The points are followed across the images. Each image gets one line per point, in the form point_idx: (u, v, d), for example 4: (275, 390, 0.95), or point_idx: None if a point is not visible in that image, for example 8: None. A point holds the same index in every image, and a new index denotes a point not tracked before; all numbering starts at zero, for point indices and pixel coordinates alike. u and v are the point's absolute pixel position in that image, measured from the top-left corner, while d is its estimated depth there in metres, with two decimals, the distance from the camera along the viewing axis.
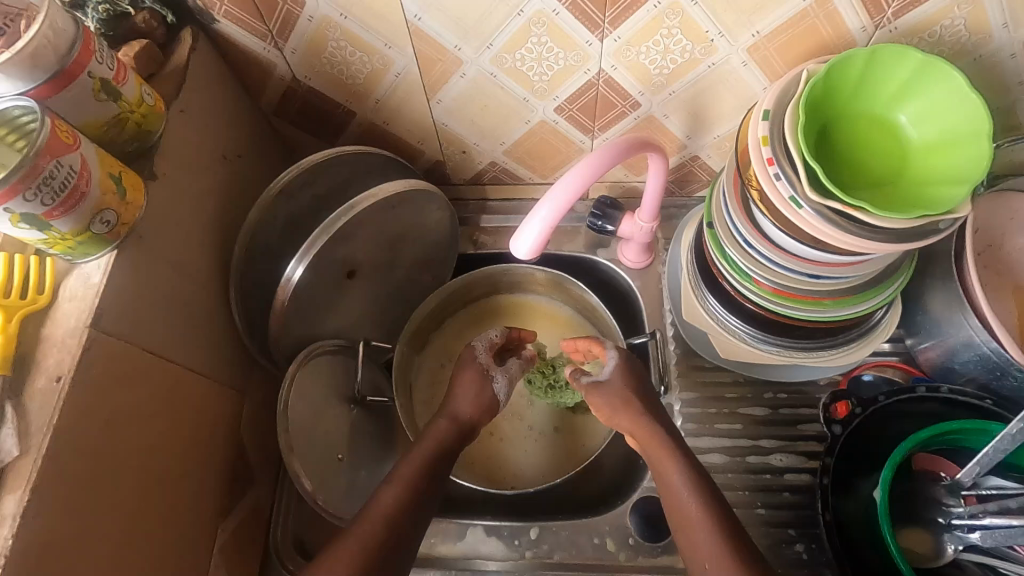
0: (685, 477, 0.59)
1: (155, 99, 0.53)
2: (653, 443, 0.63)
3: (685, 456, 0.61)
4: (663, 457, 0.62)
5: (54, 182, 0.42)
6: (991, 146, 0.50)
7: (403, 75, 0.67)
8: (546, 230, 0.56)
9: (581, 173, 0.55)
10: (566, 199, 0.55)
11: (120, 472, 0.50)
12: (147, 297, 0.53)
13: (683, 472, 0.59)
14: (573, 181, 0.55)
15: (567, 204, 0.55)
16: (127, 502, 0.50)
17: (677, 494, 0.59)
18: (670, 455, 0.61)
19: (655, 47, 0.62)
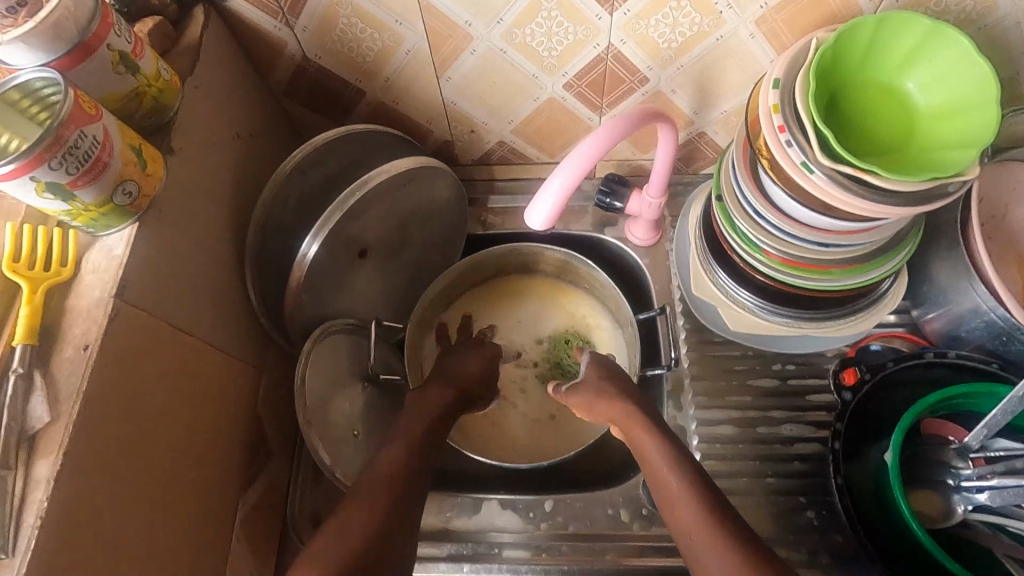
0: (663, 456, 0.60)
1: (171, 74, 0.54)
2: (632, 425, 0.66)
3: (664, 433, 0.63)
4: (642, 435, 0.64)
5: (78, 152, 0.43)
6: (1000, 109, 0.50)
7: (413, 52, 0.67)
8: (559, 201, 0.56)
9: (597, 141, 0.56)
10: (578, 170, 0.55)
11: (146, 443, 0.50)
12: (167, 271, 0.54)
13: (661, 453, 0.61)
14: (588, 149, 0.55)
15: (580, 175, 0.55)
16: (152, 472, 0.51)
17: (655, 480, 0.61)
18: (647, 434, 0.64)
19: (664, 20, 0.62)
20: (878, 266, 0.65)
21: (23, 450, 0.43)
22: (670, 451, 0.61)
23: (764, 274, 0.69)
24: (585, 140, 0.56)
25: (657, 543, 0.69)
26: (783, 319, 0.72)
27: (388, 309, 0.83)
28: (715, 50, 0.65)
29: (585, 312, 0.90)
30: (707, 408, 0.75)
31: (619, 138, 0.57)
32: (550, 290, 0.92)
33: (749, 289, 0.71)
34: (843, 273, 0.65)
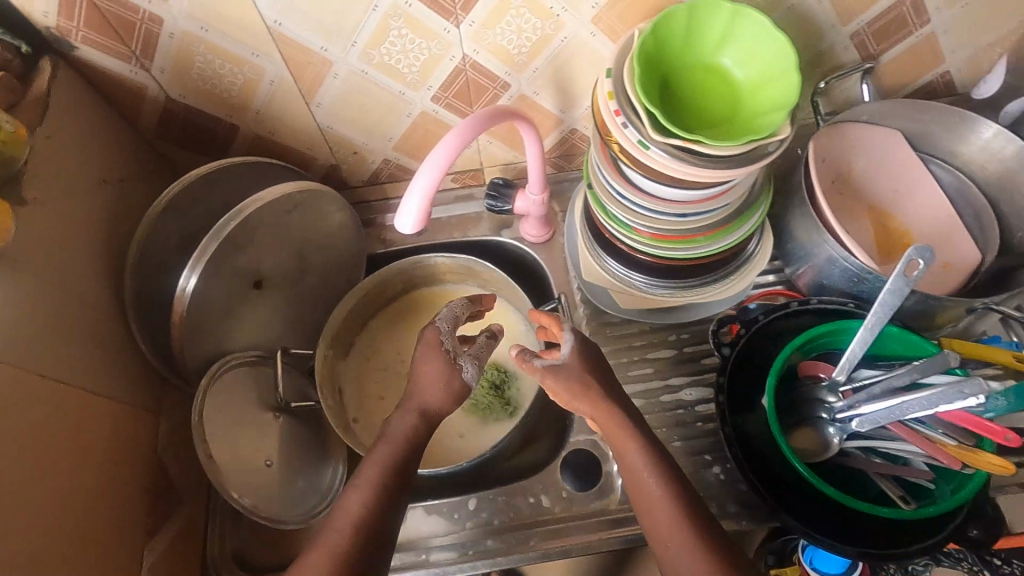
0: (649, 464, 0.58)
1: (16, 126, 0.54)
2: (615, 428, 0.61)
3: (644, 440, 0.60)
4: (625, 443, 0.60)
5: None
6: (799, 74, 0.57)
7: (277, 83, 0.69)
8: (425, 202, 0.58)
9: (455, 139, 0.59)
10: (437, 171, 0.58)
11: (25, 497, 0.49)
12: (30, 320, 0.53)
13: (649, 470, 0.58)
14: (446, 146, 0.58)
15: (440, 175, 0.58)
16: (36, 526, 0.50)
17: (637, 478, 0.59)
18: (630, 442, 0.60)
19: (509, 28, 0.67)
20: (736, 228, 0.71)
21: None
22: (658, 465, 0.58)
23: (640, 250, 0.74)
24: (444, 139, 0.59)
25: (579, 521, 0.72)
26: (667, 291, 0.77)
27: (294, 336, 0.83)
28: (562, 50, 0.71)
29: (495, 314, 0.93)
30: None
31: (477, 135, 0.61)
32: (459, 297, 0.95)
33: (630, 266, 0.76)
34: (707, 239, 0.71)
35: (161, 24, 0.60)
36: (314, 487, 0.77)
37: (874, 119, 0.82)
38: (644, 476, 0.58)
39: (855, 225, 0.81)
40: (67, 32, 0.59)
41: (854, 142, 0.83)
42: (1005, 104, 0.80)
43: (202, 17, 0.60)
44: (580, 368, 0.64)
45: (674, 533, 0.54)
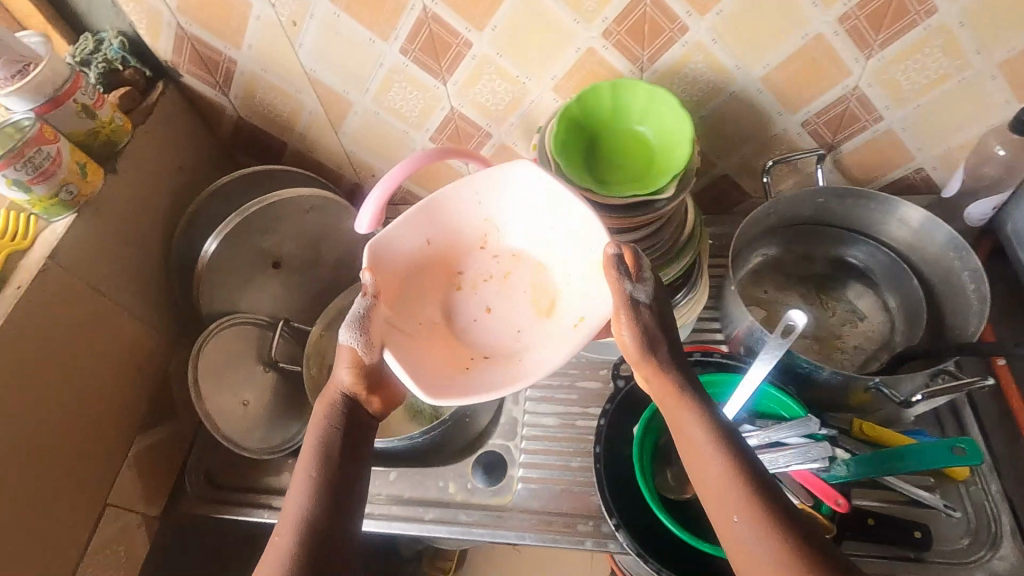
0: (715, 436, 0.54)
1: (124, 121, 0.78)
2: (664, 393, 0.58)
3: (704, 409, 0.56)
4: (680, 416, 0.57)
5: (34, 160, 0.66)
6: (688, 147, 0.68)
7: (314, 114, 0.91)
8: (375, 213, 0.75)
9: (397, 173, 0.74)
10: (381, 195, 0.74)
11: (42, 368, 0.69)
12: (95, 246, 0.75)
13: (701, 428, 0.55)
14: (388, 181, 0.73)
15: (384, 198, 0.74)
16: (53, 395, 0.71)
17: (695, 449, 0.55)
18: (683, 409, 0.57)
19: (485, 88, 0.83)
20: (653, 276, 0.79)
21: None
22: (706, 420, 0.55)
23: None
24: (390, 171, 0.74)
25: (469, 508, 0.81)
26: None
27: (298, 310, 1.01)
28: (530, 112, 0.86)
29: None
30: (536, 402, 0.86)
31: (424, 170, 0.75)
32: None
33: None
34: None
35: (235, 64, 0.85)
36: (276, 432, 0.93)
37: (514, 217, 0.72)
38: (697, 441, 0.55)
39: (500, 300, 0.73)
40: (178, 64, 0.86)
41: (397, 269, 0.68)
42: (969, 204, 0.84)
43: (263, 61, 0.84)
44: (654, 319, 0.60)
45: (726, 479, 0.52)
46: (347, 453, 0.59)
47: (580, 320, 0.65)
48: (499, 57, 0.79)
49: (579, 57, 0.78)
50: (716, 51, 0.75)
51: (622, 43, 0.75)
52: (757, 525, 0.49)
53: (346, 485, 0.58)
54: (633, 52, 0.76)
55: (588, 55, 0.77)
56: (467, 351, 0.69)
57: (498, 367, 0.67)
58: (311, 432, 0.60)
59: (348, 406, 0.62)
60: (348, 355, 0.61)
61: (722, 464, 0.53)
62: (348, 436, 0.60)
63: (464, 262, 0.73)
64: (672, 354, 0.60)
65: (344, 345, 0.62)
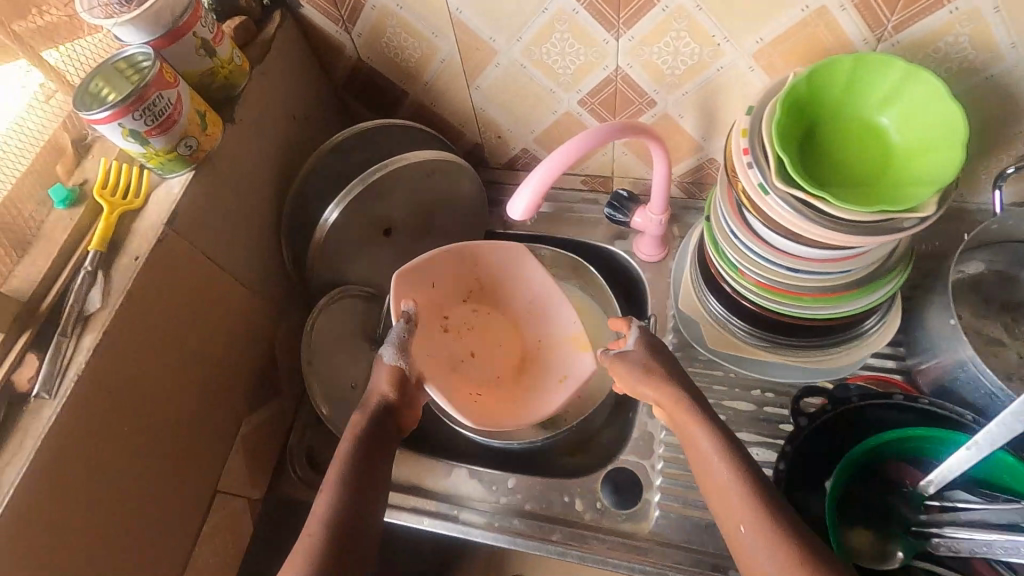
0: (717, 444, 0.59)
1: (243, 61, 0.66)
2: (673, 409, 0.63)
3: (709, 420, 0.61)
4: (691, 428, 0.62)
5: (155, 108, 0.56)
6: (963, 151, 0.52)
7: (447, 61, 0.77)
8: (534, 197, 0.63)
9: (561, 157, 0.61)
10: (547, 174, 0.62)
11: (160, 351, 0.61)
12: (211, 209, 0.65)
13: (709, 442, 0.59)
14: (550, 166, 0.61)
15: (548, 178, 0.62)
16: (169, 380, 0.63)
17: (705, 459, 0.59)
18: (698, 428, 0.61)
19: (666, 48, 0.68)
20: (852, 300, 0.66)
21: (78, 323, 0.55)
22: (714, 435, 0.59)
23: (748, 298, 0.71)
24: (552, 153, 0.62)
25: (600, 533, 0.73)
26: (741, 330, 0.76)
27: None
28: (713, 80, 0.71)
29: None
30: None
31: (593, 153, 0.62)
32: None
33: (739, 315, 0.75)
34: (814, 301, 0.67)
35: None
36: None
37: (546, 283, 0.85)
38: (711, 455, 0.59)
39: (480, 351, 0.86)
40: None
41: (428, 297, 0.82)
42: None
43: None
44: (648, 351, 0.68)
45: (726, 485, 0.57)
46: (376, 439, 0.66)
47: (565, 379, 0.83)
48: (699, 10, 0.63)
49: (803, 16, 0.61)
50: (994, 22, 0.57)
51: (869, 3, 0.58)
52: (774, 537, 0.52)
53: (369, 463, 0.64)
54: (878, 16, 0.59)
55: (816, 15, 0.61)
56: (469, 386, 0.82)
57: (507, 408, 0.82)
58: (355, 423, 0.67)
59: (377, 409, 0.68)
60: (390, 373, 0.71)
61: (727, 474, 0.57)
62: (375, 428, 0.66)
63: (469, 312, 0.87)
64: (677, 373, 0.66)
65: (385, 363, 0.72)
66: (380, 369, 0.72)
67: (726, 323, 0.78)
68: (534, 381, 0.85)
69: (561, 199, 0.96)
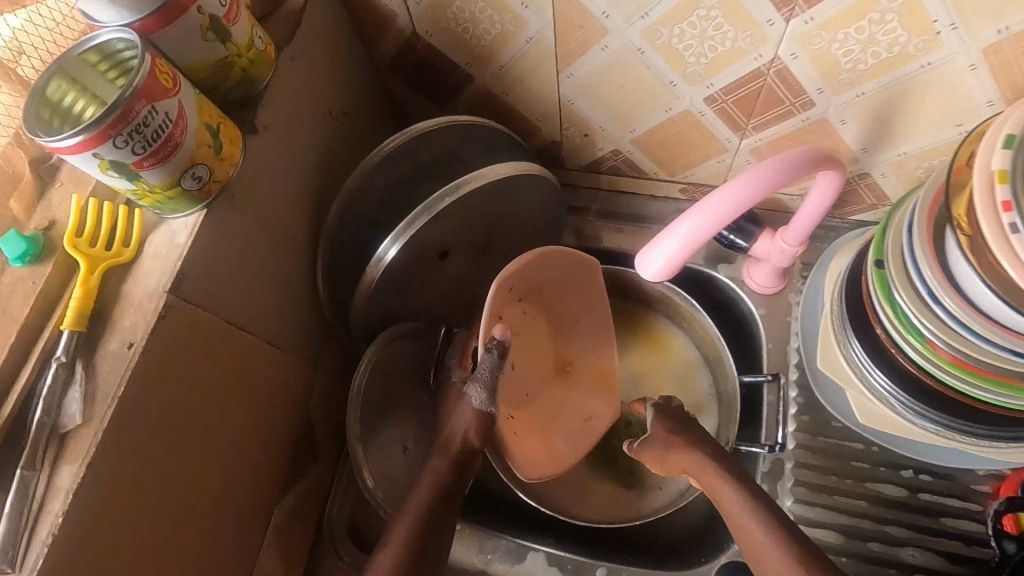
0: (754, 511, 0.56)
1: (266, 45, 0.47)
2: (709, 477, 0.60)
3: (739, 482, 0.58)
4: (717, 485, 0.59)
5: (147, 130, 0.37)
6: None
7: (536, 41, 0.58)
8: (681, 253, 0.46)
9: (725, 203, 0.44)
10: (700, 228, 0.45)
11: (172, 464, 0.44)
12: (230, 256, 0.47)
13: (736, 496, 0.57)
14: (710, 216, 0.44)
15: (702, 234, 0.45)
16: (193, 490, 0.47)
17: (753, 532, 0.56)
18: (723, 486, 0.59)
19: (856, 35, 0.49)
20: None
21: (52, 448, 0.38)
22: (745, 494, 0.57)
23: (923, 369, 0.55)
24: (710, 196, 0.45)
25: None
26: (882, 388, 0.59)
27: (463, 314, 0.75)
28: (909, 80, 0.51)
29: (684, 362, 0.78)
30: (807, 505, 0.64)
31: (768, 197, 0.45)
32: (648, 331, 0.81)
33: (887, 373, 0.58)
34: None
35: None
36: None
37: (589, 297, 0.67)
38: (739, 513, 0.57)
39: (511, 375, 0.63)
40: None
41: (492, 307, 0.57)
42: None
43: None
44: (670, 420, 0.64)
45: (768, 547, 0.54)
46: (447, 496, 0.59)
47: (589, 419, 0.70)
48: None
49: None
50: None
51: None
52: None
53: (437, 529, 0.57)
54: None
55: None
56: (508, 407, 0.64)
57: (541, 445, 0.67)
58: (422, 489, 0.59)
59: (459, 462, 0.60)
60: (475, 418, 0.59)
61: (765, 537, 0.54)
62: (449, 490, 0.59)
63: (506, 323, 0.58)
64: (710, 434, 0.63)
65: (473, 405, 0.59)
66: (463, 411, 0.60)
67: (867, 379, 0.60)
68: (557, 399, 0.69)
69: (650, 209, 0.78)
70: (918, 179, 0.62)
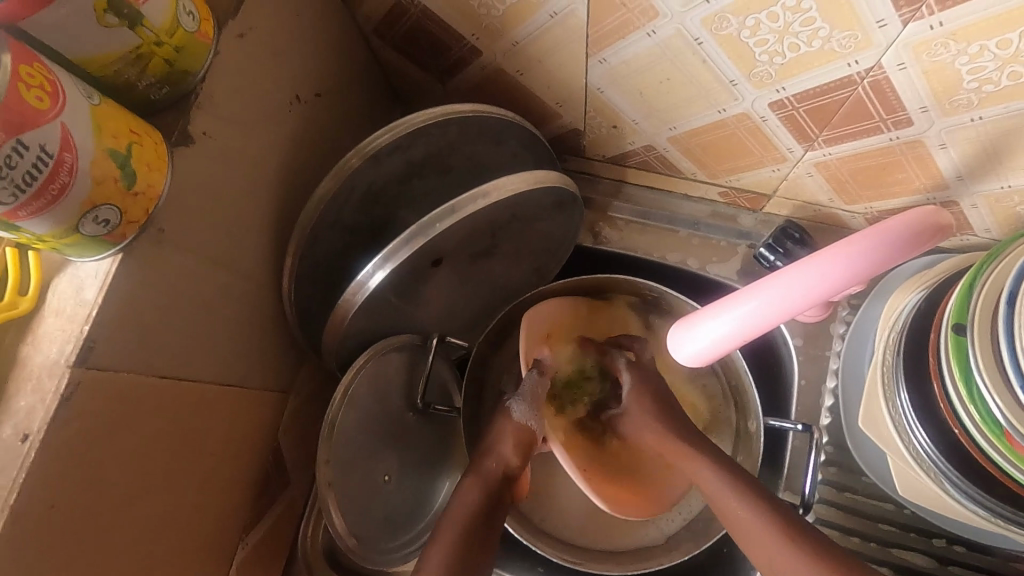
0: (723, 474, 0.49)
1: (200, 24, 0.35)
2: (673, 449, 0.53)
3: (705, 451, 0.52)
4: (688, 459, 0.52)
5: (13, 173, 0.27)
6: None
7: (561, 17, 0.45)
8: (737, 336, 0.38)
9: (794, 294, 0.35)
10: (765, 317, 0.36)
11: (97, 554, 0.37)
12: (162, 303, 0.38)
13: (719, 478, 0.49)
14: (772, 307, 0.36)
15: (769, 321, 0.36)
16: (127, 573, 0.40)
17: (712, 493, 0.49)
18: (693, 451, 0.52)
19: (995, 49, 0.36)
20: None
21: None
22: (725, 474, 0.49)
23: (988, 456, 0.46)
24: (774, 279, 0.35)
25: None
26: (923, 449, 0.51)
27: (457, 321, 0.66)
28: None
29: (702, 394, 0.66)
30: None
31: (856, 283, 0.35)
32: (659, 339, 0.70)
33: (939, 441, 0.50)
34: None
35: None
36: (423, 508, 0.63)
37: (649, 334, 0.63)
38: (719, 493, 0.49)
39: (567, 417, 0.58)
40: None
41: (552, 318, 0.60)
42: None
43: None
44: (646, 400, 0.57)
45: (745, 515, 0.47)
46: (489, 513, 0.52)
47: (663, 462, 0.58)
48: None
49: None
50: None
51: None
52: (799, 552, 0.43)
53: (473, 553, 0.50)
54: None
55: None
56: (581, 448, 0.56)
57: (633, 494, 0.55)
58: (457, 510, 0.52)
59: (495, 483, 0.54)
60: (516, 433, 0.55)
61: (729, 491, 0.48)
62: (488, 507, 0.52)
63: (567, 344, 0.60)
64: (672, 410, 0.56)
65: (512, 418, 0.55)
66: (500, 427, 0.55)
67: (908, 436, 0.52)
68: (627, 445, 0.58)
69: (681, 208, 0.67)
70: (1018, 216, 0.50)
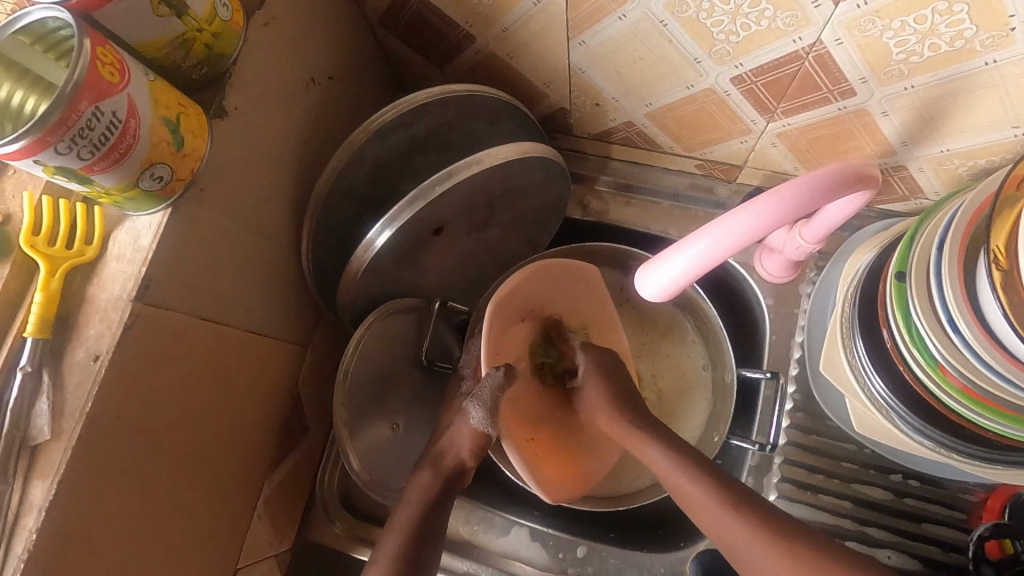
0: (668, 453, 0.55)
1: (232, 13, 0.41)
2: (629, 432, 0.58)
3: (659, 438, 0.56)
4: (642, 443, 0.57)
5: (92, 134, 0.33)
6: None
7: (544, 4, 0.51)
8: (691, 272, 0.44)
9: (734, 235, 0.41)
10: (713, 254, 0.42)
11: (150, 467, 0.44)
12: (201, 253, 0.44)
13: (665, 456, 0.55)
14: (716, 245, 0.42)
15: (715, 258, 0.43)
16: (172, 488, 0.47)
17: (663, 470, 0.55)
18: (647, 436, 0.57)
19: (914, 24, 0.42)
20: None
21: (24, 460, 0.38)
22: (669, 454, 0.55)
23: (930, 391, 0.52)
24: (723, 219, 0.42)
25: None
26: (880, 395, 0.56)
27: (457, 288, 0.73)
28: (968, 76, 0.44)
29: (679, 350, 0.73)
30: (789, 502, 0.64)
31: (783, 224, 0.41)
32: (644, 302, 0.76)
33: (887, 380, 0.55)
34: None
35: None
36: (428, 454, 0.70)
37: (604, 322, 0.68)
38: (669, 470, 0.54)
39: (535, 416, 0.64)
40: None
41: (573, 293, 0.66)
42: None
43: None
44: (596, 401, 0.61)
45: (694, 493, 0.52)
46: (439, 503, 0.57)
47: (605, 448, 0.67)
48: None
49: None
50: None
51: None
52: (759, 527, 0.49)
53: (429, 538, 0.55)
54: None
55: None
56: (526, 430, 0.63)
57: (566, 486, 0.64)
58: (412, 502, 0.56)
59: (450, 474, 0.58)
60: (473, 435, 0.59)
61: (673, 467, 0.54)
62: (437, 497, 0.57)
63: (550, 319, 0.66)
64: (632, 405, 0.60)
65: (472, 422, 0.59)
66: (460, 428, 0.60)
67: (865, 382, 0.57)
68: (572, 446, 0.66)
69: (662, 182, 0.73)
70: (958, 176, 0.55)
